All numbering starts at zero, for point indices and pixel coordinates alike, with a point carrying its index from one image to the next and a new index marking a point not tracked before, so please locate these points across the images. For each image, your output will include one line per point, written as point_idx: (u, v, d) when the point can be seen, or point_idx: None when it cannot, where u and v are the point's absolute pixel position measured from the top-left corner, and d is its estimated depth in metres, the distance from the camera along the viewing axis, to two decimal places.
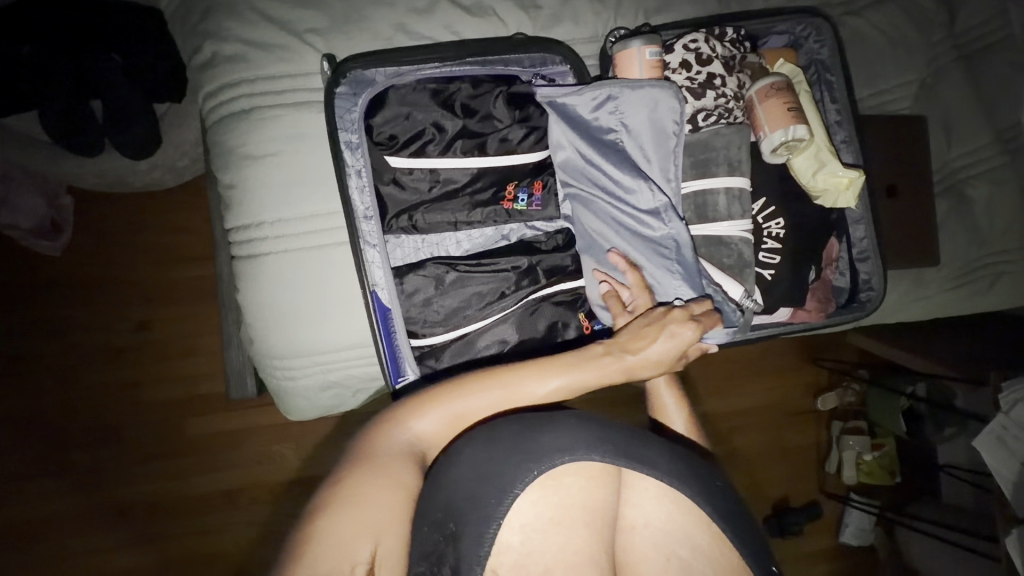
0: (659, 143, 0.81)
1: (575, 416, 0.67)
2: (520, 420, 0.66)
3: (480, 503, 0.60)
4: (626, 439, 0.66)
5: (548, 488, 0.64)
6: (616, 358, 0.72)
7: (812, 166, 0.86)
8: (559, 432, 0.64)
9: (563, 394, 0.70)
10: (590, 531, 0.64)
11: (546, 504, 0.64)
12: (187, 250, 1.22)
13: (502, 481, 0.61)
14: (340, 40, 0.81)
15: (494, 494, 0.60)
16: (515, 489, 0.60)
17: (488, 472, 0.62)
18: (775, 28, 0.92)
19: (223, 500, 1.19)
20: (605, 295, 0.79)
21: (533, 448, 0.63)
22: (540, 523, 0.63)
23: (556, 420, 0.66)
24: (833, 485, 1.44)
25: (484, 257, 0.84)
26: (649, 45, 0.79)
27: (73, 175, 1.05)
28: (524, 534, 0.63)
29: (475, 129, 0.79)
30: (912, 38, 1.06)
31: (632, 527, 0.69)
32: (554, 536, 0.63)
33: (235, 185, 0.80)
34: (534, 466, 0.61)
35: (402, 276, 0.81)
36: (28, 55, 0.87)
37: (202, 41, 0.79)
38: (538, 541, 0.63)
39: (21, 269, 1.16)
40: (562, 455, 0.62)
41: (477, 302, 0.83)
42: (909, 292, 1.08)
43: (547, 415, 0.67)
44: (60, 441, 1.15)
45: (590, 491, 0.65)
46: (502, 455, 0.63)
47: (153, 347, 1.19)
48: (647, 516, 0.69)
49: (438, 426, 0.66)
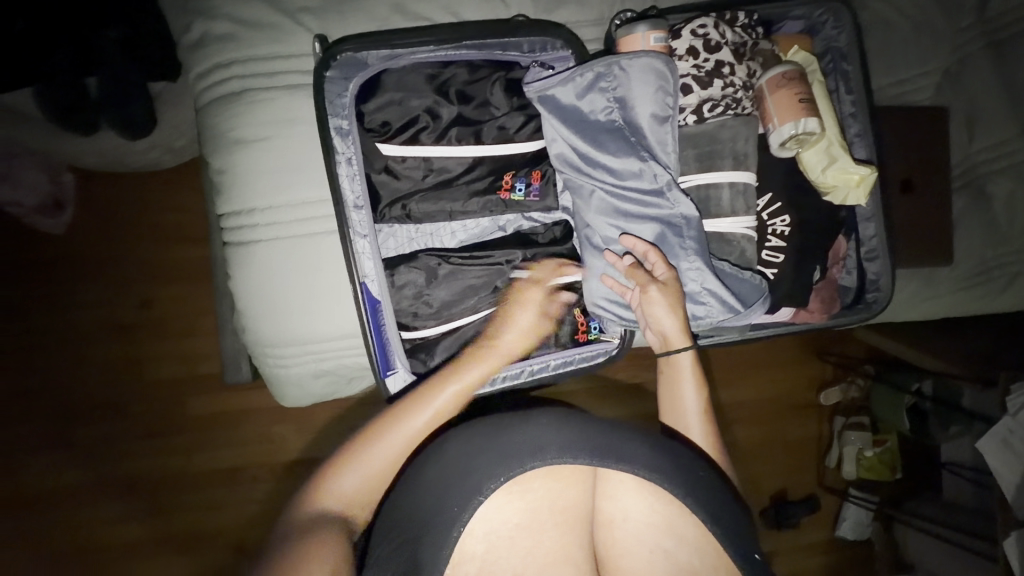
0: (654, 117, 0.76)
1: (552, 417, 0.66)
2: (493, 423, 0.67)
3: (444, 510, 0.60)
4: (604, 438, 0.65)
5: (514, 492, 0.63)
6: (490, 355, 0.78)
7: (822, 161, 0.83)
8: (532, 434, 0.64)
9: (462, 401, 0.74)
10: (560, 532, 0.63)
11: (513, 509, 0.63)
12: (187, 229, 1.21)
13: (469, 488, 0.61)
14: (333, 20, 0.78)
15: (458, 502, 0.60)
16: (480, 496, 0.60)
17: (457, 477, 0.62)
18: (791, 13, 0.88)
19: (222, 478, 1.21)
20: (629, 268, 0.78)
21: (504, 452, 0.62)
22: (505, 529, 0.62)
23: (530, 422, 0.66)
24: (832, 478, 1.44)
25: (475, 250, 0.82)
26: (655, 30, 0.75)
27: (72, 153, 1.05)
28: (489, 542, 0.61)
29: (471, 116, 0.77)
30: (938, 25, 1.01)
31: (611, 522, 0.66)
32: (522, 540, 0.62)
33: (226, 169, 0.78)
34: (501, 473, 0.61)
35: (395, 268, 0.80)
36: (22, 32, 0.83)
37: (192, 19, 0.77)
38: (504, 548, 0.61)
39: (21, 246, 1.16)
40: (533, 458, 0.62)
41: (471, 296, 0.81)
42: (920, 291, 1.05)
43: (523, 414, 0.67)
44: (63, 417, 1.17)
45: (561, 493, 0.65)
46: (472, 459, 0.63)
47: (153, 327, 1.19)
48: (625, 510, 0.66)
49: (358, 483, 0.66)
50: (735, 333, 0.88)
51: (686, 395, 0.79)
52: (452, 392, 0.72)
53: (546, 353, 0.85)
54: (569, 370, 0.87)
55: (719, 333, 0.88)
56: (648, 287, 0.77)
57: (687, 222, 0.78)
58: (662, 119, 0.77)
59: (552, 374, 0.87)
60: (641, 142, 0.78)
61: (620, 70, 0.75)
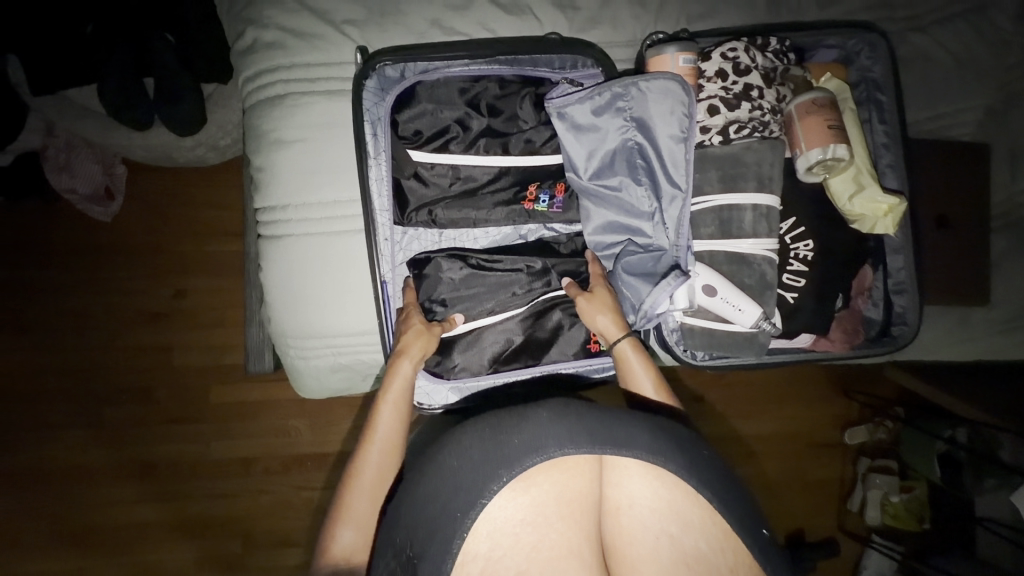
0: (670, 136, 0.76)
1: (551, 409, 0.60)
2: (490, 424, 0.61)
3: (448, 517, 0.55)
4: (603, 425, 0.58)
5: (516, 488, 0.55)
6: (402, 364, 0.76)
7: (850, 189, 0.81)
8: (530, 429, 0.58)
9: (401, 420, 0.75)
10: (568, 525, 0.54)
11: (516, 506, 0.55)
12: (222, 225, 1.26)
13: (470, 492, 0.55)
14: (375, 33, 0.82)
15: (461, 507, 0.55)
16: (484, 498, 0.54)
17: (457, 483, 0.57)
18: (824, 42, 0.88)
19: (236, 468, 1.24)
20: (568, 284, 0.81)
21: (503, 451, 0.57)
22: (510, 526, 0.54)
23: (528, 419, 0.59)
24: (853, 524, 1.38)
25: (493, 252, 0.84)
26: (684, 51, 0.76)
27: (124, 146, 1.11)
28: (492, 540, 0.54)
29: (499, 128, 0.80)
30: (985, 59, 0.98)
31: (616, 509, 0.57)
32: (527, 536, 0.53)
33: (264, 167, 0.83)
34: (505, 473, 0.55)
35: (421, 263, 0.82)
36: (92, 34, 0.94)
37: (245, 26, 0.82)
38: (510, 545, 0.53)
39: (73, 232, 1.23)
40: (532, 455, 0.56)
41: (491, 301, 0.82)
42: (952, 330, 1.01)
43: (520, 412, 0.61)
44: (95, 395, 1.22)
45: (565, 484, 0.56)
46: (471, 465, 0.58)
47: (185, 316, 1.25)
48: (632, 495, 0.57)
49: (354, 535, 0.70)
50: (753, 358, 0.86)
51: (643, 384, 0.76)
52: (385, 418, 0.74)
53: (561, 363, 0.86)
54: (592, 368, 0.89)
55: (735, 355, 0.85)
56: (580, 298, 0.79)
57: (656, 258, 0.80)
58: (678, 139, 0.76)
59: (573, 371, 0.88)
60: (654, 164, 0.78)
61: (637, 91, 0.75)
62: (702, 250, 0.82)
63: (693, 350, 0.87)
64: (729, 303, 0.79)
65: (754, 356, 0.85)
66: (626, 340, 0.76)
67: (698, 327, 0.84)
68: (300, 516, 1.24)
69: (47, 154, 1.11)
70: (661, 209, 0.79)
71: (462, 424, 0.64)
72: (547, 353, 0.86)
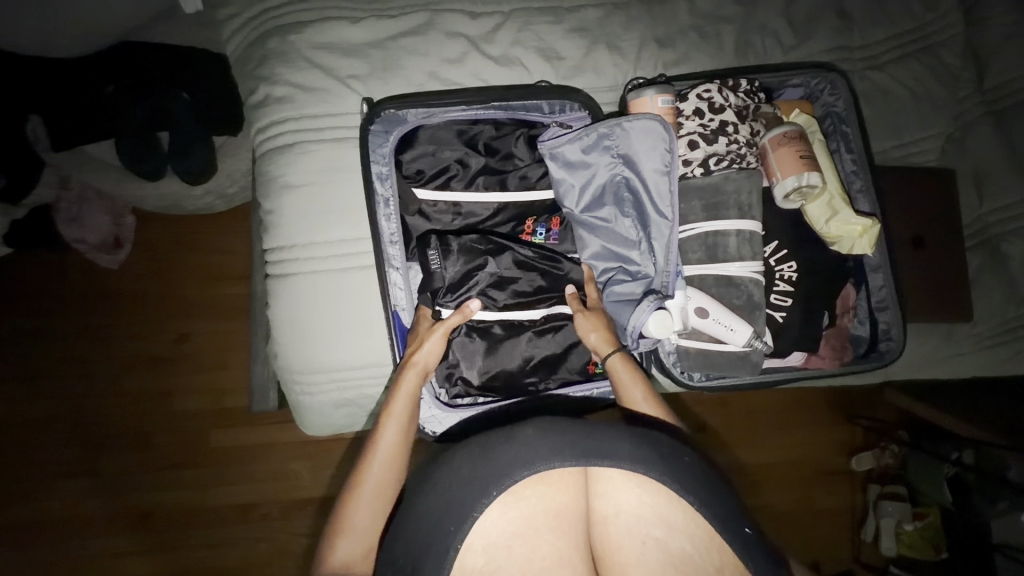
0: (655, 170, 0.81)
1: (534, 425, 0.65)
2: (480, 442, 0.66)
3: (443, 533, 0.59)
4: (588, 437, 0.62)
5: (507, 502, 0.60)
6: (407, 376, 0.78)
7: (826, 213, 0.86)
8: (519, 446, 0.62)
9: (404, 428, 0.76)
10: (557, 535, 0.59)
11: (507, 519, 0.60)
12: (226, 270, 1.30)
13: (463, 506, 0.60)
14: (378, 85, 0.89)
15: (454, 521, 0.59)
16: (475, 512, 0.59)
17: (453, 499, 0.61)
18: (790, 81, 0.95)
19: (235, 515, 1.22)
20: (569, 297, 0.84)
21: (494, 470, 0.61)
22: (502, 539, 0.59)
23: (515, 437, 0.64)
24: (870, 555, 1.35)
25: (510, 242, 0.84)
26: (662, 93, 0.83)
27: (136, 197, 1.16)
28: (487, 555, 0.58)
29: (496, 166, 0.85)
30: (942, 93, 1.06)
31: (605, 519, 0.62)
32: (519, 548, 0.58)
33: (273, 211, 0.87)
34: (494, 488, 0.60)
35: (461, 237, 0.82)
36: (111, 93, 1.01)
37: (257, 83, 0.89)
38: (503, 558, 0.58)
39: (81, 280, 1.26)
40: (521, 469, 0.60)
41: (511, 295, 0.84)
42: (939, 347, 1.04)
43: (507, 431, 0.65)
44: (96, 445, 1.22)
45: (552, 497, 0.61)
46: (464, 481, 0.62)
47: (188, 359, 1.26)
48: (617, 504, 0.62)
49: (355, 546, 0.69)
50: (749, 377, 0.89)
51: (635, 396, 0.78)
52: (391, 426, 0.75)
53: (570, 388, 0.89)
54: (606, 390, 0.91)
55: (731, 375, 0.89)
56: (582, 312, 0.83)
57: (644, 285, 0.85)
58: (663, 173, 0.81)
59: (589, 395, 0.91)
60: (642, 197, 0.83)
61: (622, 130, 0.81)
62: (691, 274, 0.87)
63: (690, 371, 0.90)
64: (720, 323, 0.83)
65: (750, 375, 0.88)
66: (615, 354, 0.81)
67: (693, 349, 0.88)
68: (301, 564, 1.22)
69: (59, 207, 1.15)
70: (648, 237, 0.84)
71: (457, 443, 0.69)
72: (558, 371, 0.88)
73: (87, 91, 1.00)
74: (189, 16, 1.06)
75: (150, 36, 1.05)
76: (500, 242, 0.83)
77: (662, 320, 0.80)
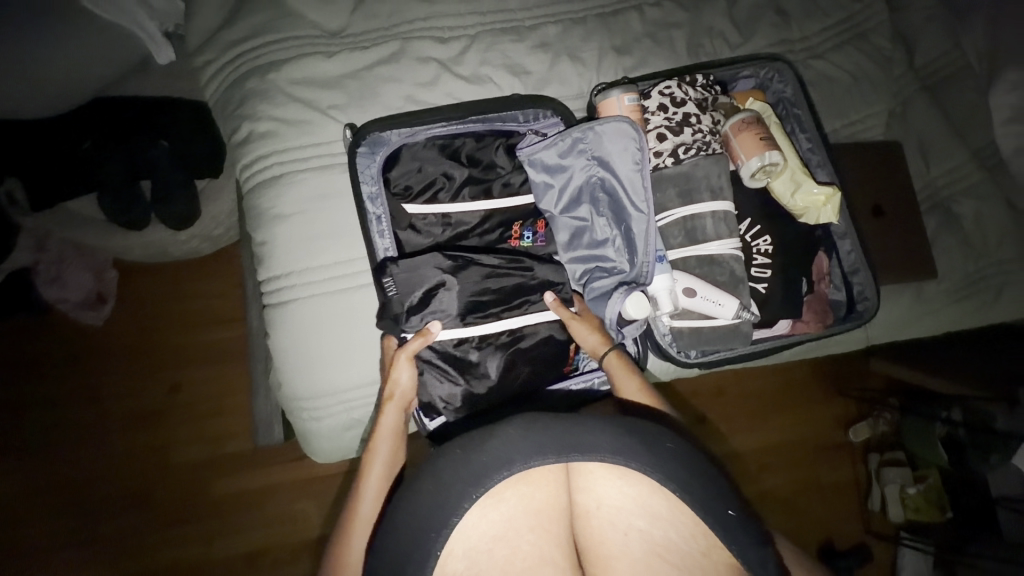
0: (628, 169, 0.86)
1: (518, 424, 0.66)
2: (462, 444, 0.67)
3: (424, 537, 0.61)
4: (567, 432, 0.65)
5: (487, 505, 0.64)
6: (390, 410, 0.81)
7: (790, 188, 0.93)
8: (499, 446, 0.65)
9: (391, 460, 0.79)
10: (537, 535, 0.64)
11: (488, 521, 0.64)
12: (214, 314, 1.29)
13: (443, 511, 0.62)
14: (357, 113, 0.93)
15: (434, 526, 0.62)
16: (456, 516, 0.62)
17: (431, 505, 0.63)
18: (741, 73, 1.02)
19: (244, 565, 1.19)
20: (552, 305, 0.85)
21: (477, 471, 0.64)
22: (483, 542, 0.63)
23: (497, 435, 0.66)
24: (879, 525, 1.38)
25: (472, 255, 0.85)
26: (627, 93, 0.89)
27: (120, 250, 1.16)
28: (469, 558, 0.62)
29: (480, 176, 0.89)
30: (880, 73, 1.15)
31: (586, 512, 0.67)
32: (503, 546, 0.63)
33: (266, 241, 0.89)
34: (473, 491, 0.63)
35: (418, 263, 0.82)
36: (89, 149, 1.01)
37: (240, 121, 0.91)
38: (485, 560, 0.62)
39: (65, 340, 1.24)
40: (501, 470, 0.63)
41: (477, 309, 0.84)
42: (911, 305, 1.10)
43: (490, 430, 0.67)
44: (90, 510, 1.18)
45: (531, 496, 0.66)
46: (441, 485, 0.64)
47: (182, 408, 1.24)
48: (598, 497, 0.67)
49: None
50: (739, 348, 0.93)
51: (626, 385, 0.83)
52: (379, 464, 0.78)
53: (566, 382, 0.92)
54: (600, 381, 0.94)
55: (723, 349, 0.93)
56: (570, 317, 0.85)
57: (620, 279, 0.88)
58: (636, 170, 0.86)
59: (586, 387, 0.94)
60: (618, 195, 0.88)
61: (594, 134, 0.86)
62: (675, 258, 0.91)
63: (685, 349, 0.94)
64: (708, 299, 0.88)
65: (741, 346, 0.92)
66: (612, 352, 0.85)
67: (686, 328, 0.92)
68: None
69: (38, 270, 1.14)
70: (626, 232, 0.88)
71: (440, 446, 0.69)
72: (556, 370, 0.89)
73: (63, 150, 1.00)
74: (164, 67, 1.09)
75: (123, 91, 1.07)
76: (460, 258, 0.84)
77: (638, 301, 0.85)
